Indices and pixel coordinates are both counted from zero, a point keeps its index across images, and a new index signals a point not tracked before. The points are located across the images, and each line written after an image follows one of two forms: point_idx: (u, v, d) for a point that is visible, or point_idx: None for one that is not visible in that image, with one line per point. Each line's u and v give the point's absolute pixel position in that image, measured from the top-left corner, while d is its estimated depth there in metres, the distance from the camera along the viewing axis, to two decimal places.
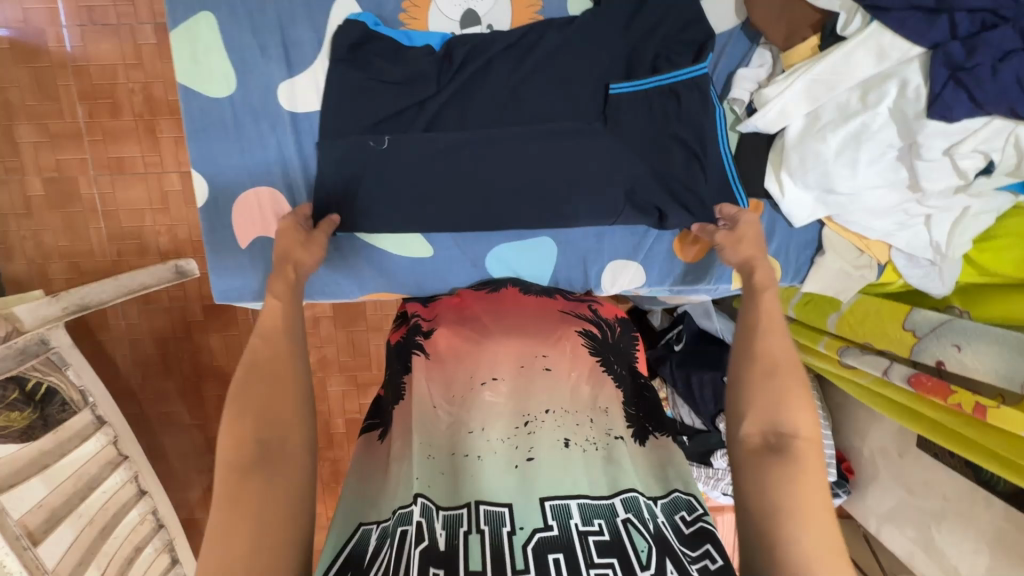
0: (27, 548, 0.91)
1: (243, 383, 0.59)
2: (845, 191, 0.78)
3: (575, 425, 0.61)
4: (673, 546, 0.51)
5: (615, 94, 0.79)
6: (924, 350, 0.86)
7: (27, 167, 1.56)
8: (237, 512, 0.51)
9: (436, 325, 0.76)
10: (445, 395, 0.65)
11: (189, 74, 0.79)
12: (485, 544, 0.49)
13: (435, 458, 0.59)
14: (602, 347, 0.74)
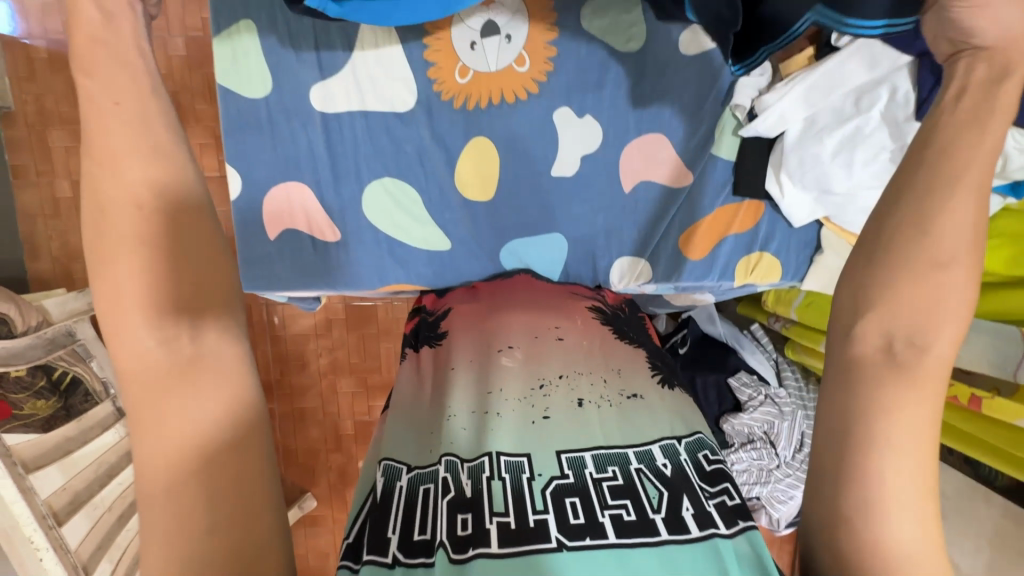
0: (53, 528, 0.95)
1: (111, 277, 0.41)
2: (842, 191, 0.84)
3: (589, 386, 0.66)
4: (691, 484, 0.54)
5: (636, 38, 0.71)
6: None
7: (57, 171, 1.63)
8: (173, 454, 0.42)
9: (451, 308, 0.83)
10: (465, 362, 0.70)
11: (228, 74, 0.84)
12: (506, 490, 0.53)
13: (457, 417, 0.62)
14: (613, 318, 0.80)
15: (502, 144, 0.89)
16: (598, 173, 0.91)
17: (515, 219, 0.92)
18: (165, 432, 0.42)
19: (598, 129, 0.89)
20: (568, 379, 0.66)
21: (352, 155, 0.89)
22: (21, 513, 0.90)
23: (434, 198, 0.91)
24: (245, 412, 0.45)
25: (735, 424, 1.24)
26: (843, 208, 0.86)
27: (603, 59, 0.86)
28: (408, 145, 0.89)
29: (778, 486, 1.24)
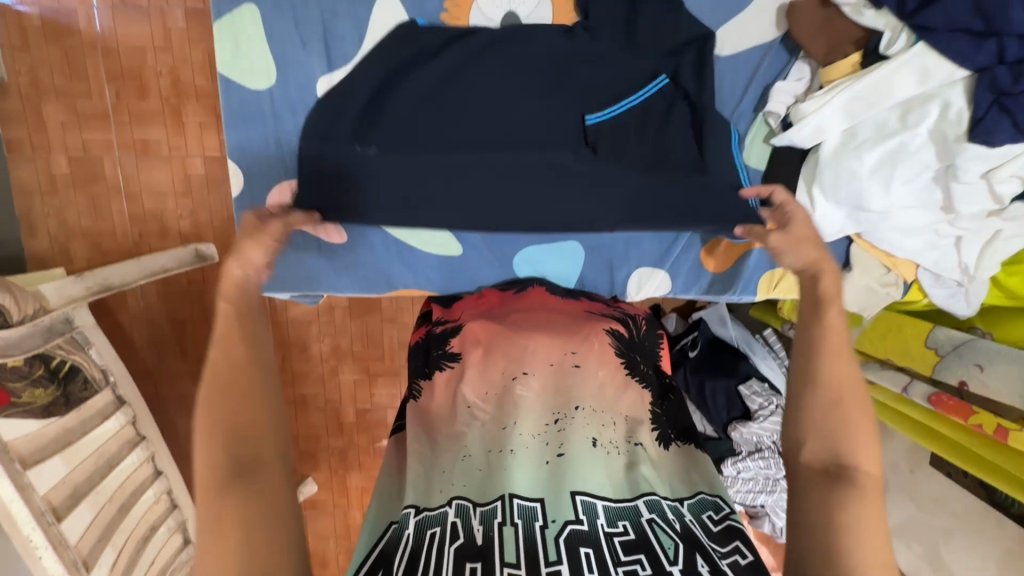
0: (52, 523, 0.94)
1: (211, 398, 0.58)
2: (877, 209, 0.78)
3: (601, 426, 0.64)
4: (703, 542, 0.53)
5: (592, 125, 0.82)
6: (947, 369, 0.87)
7: (53, 146, 1.58)
8: (223, 531, 0.52)
9: (463, 322, 0.81)
10: (479, 396, 0.68)
11: (230, 64, 0.83)
12: (518, 537, 0.52)
13: (472, 456, 0.61)
14: (627, 348, 0.77)
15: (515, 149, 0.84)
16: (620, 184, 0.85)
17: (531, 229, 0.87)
18: (224, 515, 0.52)
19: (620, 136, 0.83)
20: (582, 412, 0.65)
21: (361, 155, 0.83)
22: (19, 510, 0.89)
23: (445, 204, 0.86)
24: (278, 500, 0.56)
25: (743, 432, 1.22)
26: (876, 226, 0.81)
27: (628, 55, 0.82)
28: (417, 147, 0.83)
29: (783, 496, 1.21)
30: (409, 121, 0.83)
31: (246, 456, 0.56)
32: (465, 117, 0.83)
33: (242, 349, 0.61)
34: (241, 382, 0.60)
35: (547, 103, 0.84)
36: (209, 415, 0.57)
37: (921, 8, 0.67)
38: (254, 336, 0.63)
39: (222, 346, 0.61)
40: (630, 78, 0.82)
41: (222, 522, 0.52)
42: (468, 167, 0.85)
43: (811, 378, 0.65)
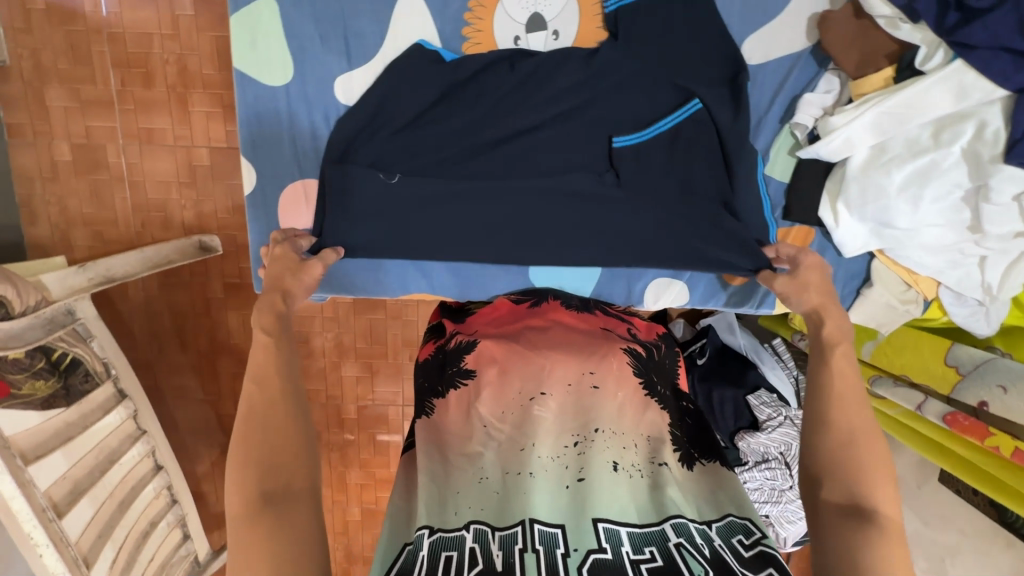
0: (53, 520, 0.92)
1: (244, 433, 0.62)
2: (903, 226, 0.77)
3: (621, 449, 0.65)
4: (732, 568, 0.54)
5: (617, 149, 0.81)
6: (967, 389, 0.86)
7: (55, 132, 1.55)
8: (253, 556, 0.55)
9: (479, 337, 0.80)
10: (498, 416, 0.68)
11: (246, 60, 0.81)
12: (541, 562, 0.53)
13: (488, 479, 0.63)
14: (645, 367, 0.77)
15: (534, 156, 0.82)
16: (642, 191, 0.83)
17: (547, 238, 0.85)
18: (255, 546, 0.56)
19: (642, 147, 0.81)
20: (601, 435, 0.66)
21: (378, 156, 0.82)
22: (21, 508, 0.87)
23: (460, 209, 0.83)
24: (305, 530, 0.58)
25: (751, 442, 1.20)
26: (901, 244, 0.81)
27: (657, 62, 0.79)
28: (434, 152, 0.82)
29: (788, 506, 1.21)
30: (428, 123, 0.81)
31: (275, 490, 0.60)
32: (484, 123, 0.81)
33: (277, 387, 0.65)
34: (275, 416, 0.64)
35: (569, 111, 0.82)
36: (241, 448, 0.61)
37: (960, 24, 0.65)
38: (280, 373, 0.67)
39: (256, 384, 0.65)
40: (657, 96, 0.81)
41: (250, 554, 0.56)
42: (485, 174, 0.83)
43: (820, 421, 0.66)
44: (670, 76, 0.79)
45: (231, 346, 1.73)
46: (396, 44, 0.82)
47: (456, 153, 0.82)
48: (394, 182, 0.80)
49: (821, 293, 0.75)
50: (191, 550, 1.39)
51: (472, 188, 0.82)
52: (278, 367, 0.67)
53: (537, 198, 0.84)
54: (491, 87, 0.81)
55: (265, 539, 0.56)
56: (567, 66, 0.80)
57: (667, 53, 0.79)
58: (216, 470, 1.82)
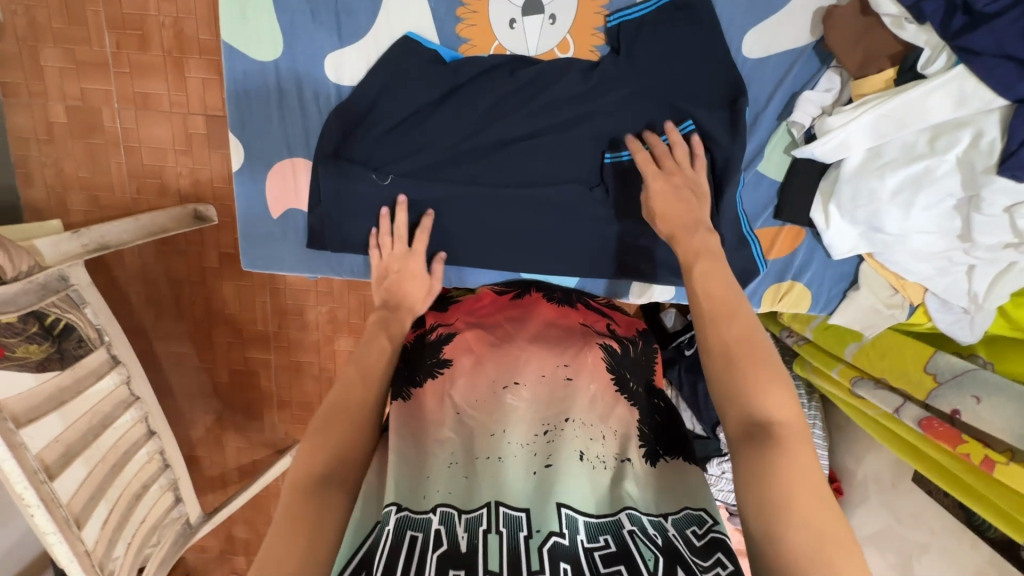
0: (45, 482, 0.94)
1: (325, 422, 0.64)
2: (893, 231, 0.77)
3: (589, 439, 0.67)
4: (685, 556, 0.55)
5: (609, 164, 0.80)
6: (942, 396, 0.88)
7: (50, 93, 1.53)
8: (292, 532, 0.54)
9: (458, 330, 0.80)
10: (469, 402, 0.70)
11: (236, 33, 0.80)
12: (502, 545, 0.54)
13: (457, 463, 0.64)
14: (619, 364, 0.79)
15: (527, 159, 0.81)
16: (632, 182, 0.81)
17: (536, 245, 0.85)
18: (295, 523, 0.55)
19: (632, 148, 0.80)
20: (572, 424, 0.68)
21: (372, 152, 0.81)
22: (12, 470, 0.89)
23: (443, 192, 0.81)
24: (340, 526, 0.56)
25: None
26: (890, 248, 0.80)
27: (660, 73, 0.77)
28: (425, 146, 0.80)
29: None
30: (422, 118, 0.80)
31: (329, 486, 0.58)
32: (479, 123, 0.80)
33: (360, 392, 0.67)
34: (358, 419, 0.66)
35: (564, 101, 0.79)
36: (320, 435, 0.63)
37: (967, 28, 0.63)
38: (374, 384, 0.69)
39: (343, 386, 0.68)
40: (658, 85, 0.78)
41: (288, 532, 0.54)
42: (480, 172, 0.81)
43: None
44: (672, 72, 0.77)
45: (226, 315, 1.74)
46: (389, 22, 0.80)
47: (450, 148, 0.80)
48: (388, 183, 0.80)
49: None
50: (183, 512, 1.43)
51: (462, 175, 0.81)
52: (365, 377, 0.69)
53: (529, 202, 0.82)
54: (489, 88, 0.79)
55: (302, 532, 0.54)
56: (567, 70, 0.79)
57: (671, 63, 0.77)
58: (210, 435, 1.86)
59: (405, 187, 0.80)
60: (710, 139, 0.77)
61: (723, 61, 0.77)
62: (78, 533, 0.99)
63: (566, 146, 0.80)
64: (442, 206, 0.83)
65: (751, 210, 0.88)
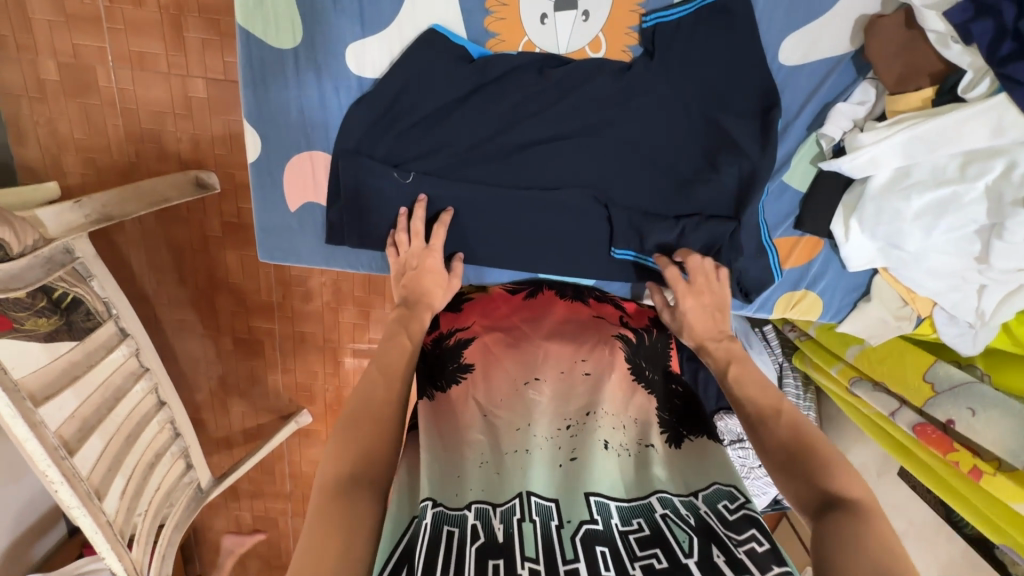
0: (64, 458, 0.96)
1: (350, 422, 0.65)
2: (911, 249, 0.78)
3: (612, 429, 0.71)
4: (718, 533, 0.59)
5: (630, 169, 0.83)
6: (938, 405, 0.92)
7: (40, 48, 1.45)
8: (325, 531, 0.55)
9: (475, 334, 0.81)
10: (495, 403, 0.72)
11: (251, 17, 0.77)
12: (537, 532, 0.58)
13: (487, 462, 0.66)
14: (635, 352, 0.80)
15: (561, 162, 0.82)
16: (647, 183, 0.83)
17: (554, 244, 0.87)
18: (328, 522, 0.56)
19: (656, 153, 0.82)
20: (594, 417, 0.71)
21: (394, 149, 0.81)
22: (33, 447, 0.91)
23: (467, 190, 0.82)
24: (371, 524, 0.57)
25: (728, 422, 1.28)
26: (907, 265, 0.82)
27: (692, 81, 0.78)
28: (456, 144, 0.81)
29: (754, 482, 1.33)
30: (450, 115, 0.80)
31: (361, 486, 0.59)
32: (508, 121, 0.81)
33: (383, 388, 0.68)
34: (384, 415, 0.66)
35: (591, 103, 0.80)
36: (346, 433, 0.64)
37: (1014, 55, 0.62)
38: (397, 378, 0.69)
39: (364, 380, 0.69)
40: (689, 93, 0.79)
41: (320, 532, 0.56)
42: (503, 173, 0.82)
43: None
44: (702, 77, 0.78)
45: (229, 284, 1.73)
46: (414, 13, 0.77)
47: (476, 147, 0.81)
48: (409, 181, 0.80)
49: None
50: (193, 478, 1.47)
51: (485, 174, 0.82)
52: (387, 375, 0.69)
53: (551, 202, 0.84)
54: (520, 86, 0.79)
55: (339, 531, 0.56)
56: (597, 72, 0.79)
57: (703, 68, 0.78)
58: (214, 398, 1.89)
59: (434, 184, 0.81)
60: (742, 149, 0.79)
61: (753, 69, 0.77)
62: (99, 504, 1.01)
63: (590, 148, 0.82)
64: (465, 204, 0.83)
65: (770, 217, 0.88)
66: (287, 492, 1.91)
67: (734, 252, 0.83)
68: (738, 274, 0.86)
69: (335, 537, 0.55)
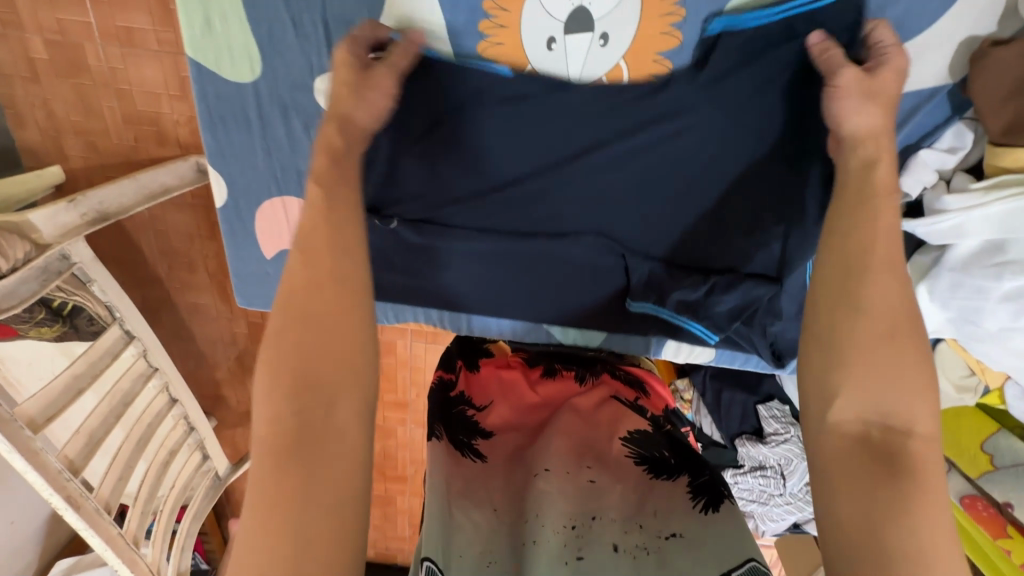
0: (68, 481, 1.03)
1: (284, 329, 0.55)
2: (992, 327, 0.75)
3: (622, 532, 0.64)
4: None
5: (639, 196, 0.88)
6: (995, 480, 0.83)
7: (24, 23, 1.27)
8: (275, 505, 0.46)
9: (494, 423, 0.81)
10: (502, 500, 0.69)
11: (197, 46, 0.83)
12: None
13: (495, 564, 0.61)
14: (649, 436, 0.77)
15: (579, 187, 0.89)
16: (654, 214, 0.89)
17: (562, 266, 0.95)
18: (276, 483, 0.47)
19: (673, 197, 0.87)
20: (600, 521, 0.64)
21: (404, 186, 0.90)
22: (35, 479, 0.98)
23: (485, 211, 0.91)
24: (341, 474, 0.50)
25: (751, 450, 1.17)
26: (981, 341, 0.78)
27: (719, 111, 0.81)
28: (489, 178, 0.90)
29: (773, 508, 1.22)
30: (484, 151, 0.88)
31: (314, 409, 0.51)
32: (537, 156, 0.88)
33: (333, 290, 0.57)
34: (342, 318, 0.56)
35: (602, 132, 0.85)
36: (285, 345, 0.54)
37: None
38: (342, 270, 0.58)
39: (292, 275, 0.58)
40: (712, 121, 0.82)
41: (269, 504, 0.47)
42: (520, 200, 0.90)
43: None
44: (726, 106, 0.80)
45: None
46: None
47: (495, 173, 0.90)
48: (392, 227, 0.90)
49: (894, 273, 0.57)
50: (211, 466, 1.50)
51: (501, 197, 0.90)
52: (335, 274, 0.58)
53: (562, 223, 0.91)
54: (549, 123, 0.86)
55: (299, 464, 0.48)
56: (626, 99, 0.83)
57: (737, 102, 0.80)
58: (234, 376, 1.92)
59: (466, 207, 0.91)
60: (752, 185, 0.84)
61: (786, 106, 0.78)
62: (108, 520, 1.10)
63: (600, 176, 0.88)
64: (481, 227, 0.92)
65: (787, 297, 0.89)
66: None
67: (768, 316, 0.88)
68: (775, 333, 0.90)
69: (294, 471, 0.48)
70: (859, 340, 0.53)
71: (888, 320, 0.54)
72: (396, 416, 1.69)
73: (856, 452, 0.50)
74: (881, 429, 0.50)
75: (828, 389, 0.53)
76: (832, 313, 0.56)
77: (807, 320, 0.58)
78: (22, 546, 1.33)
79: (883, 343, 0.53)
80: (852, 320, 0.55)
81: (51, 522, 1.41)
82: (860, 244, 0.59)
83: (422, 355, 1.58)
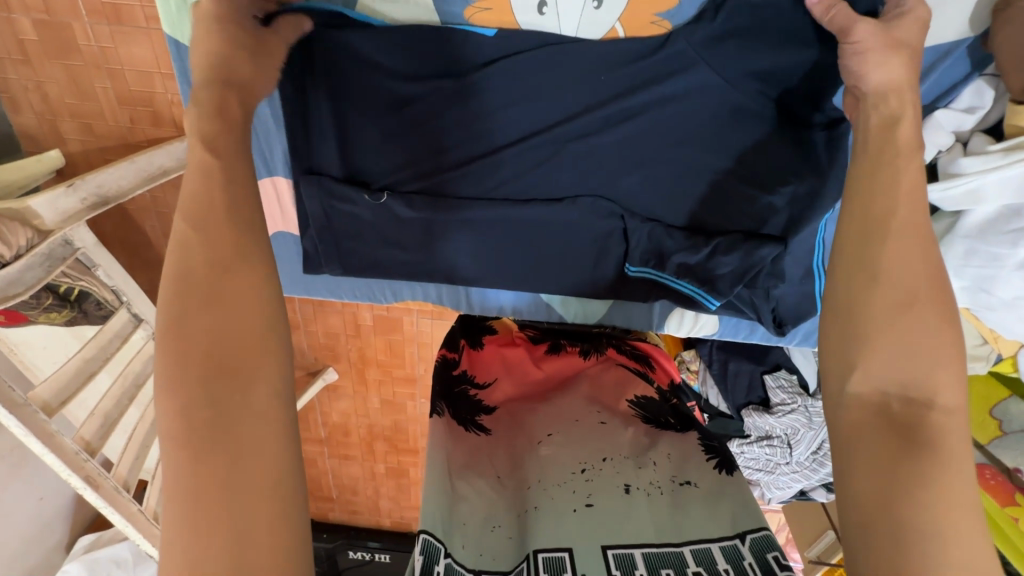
0: (86, 461, 1.06)
1: (185, 311, 0.50)
2: (1006, 295, 0.75)
3: (638, 469, 0.65)
4: None
5: (644, 157, 0.85)
6: (1006, 447, 0.83)
7: (10, 2, 1.23)
8: (199, 495, 0.44)
9: (496, 399, 0.80)
10: (511, 465, 0.70)
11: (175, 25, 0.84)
12: None
13: (500, 527, 0.62)
14: (653, 402, 0.77)
15: (579, 148, 0.85)
16: (657, 171, 0.85)
17: (564, 239, 0.91)
18: (196, 474, 0.45)
19: (681, 162, 0.84)
20: (611, 461, 0.66)
21: (389, 150, 0.88)
22: (54, 462, 1.01)
23: (480, 177, 0.88)
24: (269, 459, 0.48)
25: (757, 421, 1.17)
26: (995, 309, 0.77)
27: (723, 62, 0.78)
28: (492, 146, 0.87)
29: (780, 477, 1.22)
30: (488, 119, 0.86)
31: (225, 396, 0.48)
32: (542, 123, 0.86)
33: (236, 266, 0.53)
34: (247, 297, 0.52)
35: (603, 90, 0.83)
36: (186, 328, 0.49)
37: None
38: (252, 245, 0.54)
39: (182, 256, 0.53)
40: (717, 73, 0.79)
41: (190, 496, 0.45)
42: (516, 162, 0.87)
43: None
44: (732, 58, 0.78)
45: None
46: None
47: (491, 135, 0.87)
48: (381, 201, 0.88)
49: (922, 241, 0.53)
50: None
51: (497, 159, 0.87)
52: (238, 248, 0.53)
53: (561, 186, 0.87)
54: (555, 86, 0.84)
55: (218, 456, 0.46)
56: (626, 57, 0.82)
57: (742, 54, 0.77)
58: None
59: (461, 176, 0.88)
60: (759, 146, 0.81)
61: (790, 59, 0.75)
62: (127, 498, 1.13)
63: (601, 136, 0.84)
64: (476, 192, 0.89)
65: (791, 260, 0.88)
66: (323, 438, 1.82)
67: (773, 278, 0.85)
68: (776, 298, 0.91)
69: (214, 462, 0.46)
70: (876, 312, 0.51)
71: (915, 293, 0.51)
72: (406, 391, 1.70)
73: (875, 425, 0.48)
74: (902, 400, 0.49)
75: (844, 364, 0.52)
76: (849, 285, 0.54)
77: (828, 294, 0.56)
78: (54, 519, 1.39)
79: (901, 312, 0.50)
80: (870, 292, 0.52)
81: (76, 496, 1.47)
82: (883, 216, 0.56)
83: (429, 331, 1.58)
